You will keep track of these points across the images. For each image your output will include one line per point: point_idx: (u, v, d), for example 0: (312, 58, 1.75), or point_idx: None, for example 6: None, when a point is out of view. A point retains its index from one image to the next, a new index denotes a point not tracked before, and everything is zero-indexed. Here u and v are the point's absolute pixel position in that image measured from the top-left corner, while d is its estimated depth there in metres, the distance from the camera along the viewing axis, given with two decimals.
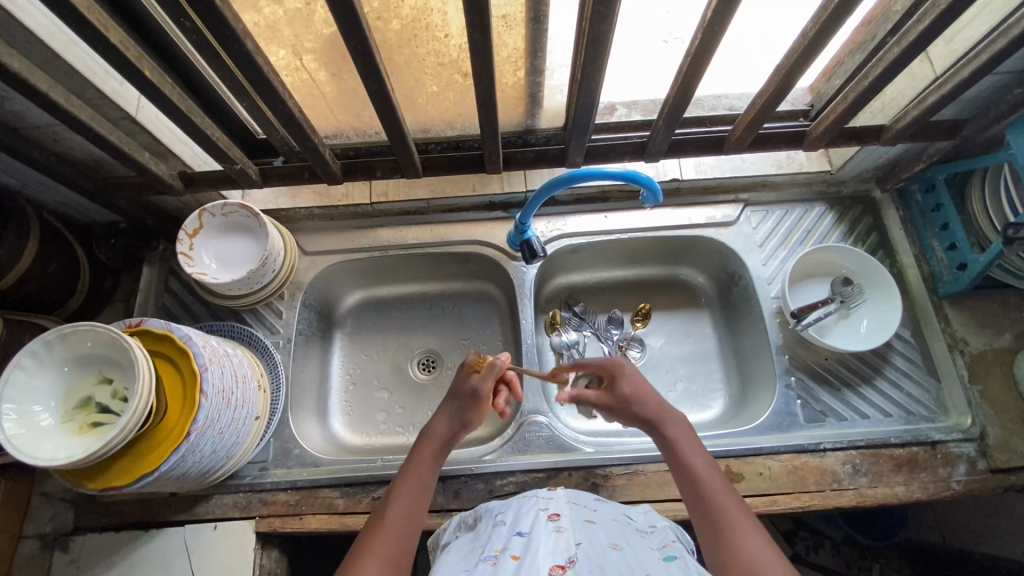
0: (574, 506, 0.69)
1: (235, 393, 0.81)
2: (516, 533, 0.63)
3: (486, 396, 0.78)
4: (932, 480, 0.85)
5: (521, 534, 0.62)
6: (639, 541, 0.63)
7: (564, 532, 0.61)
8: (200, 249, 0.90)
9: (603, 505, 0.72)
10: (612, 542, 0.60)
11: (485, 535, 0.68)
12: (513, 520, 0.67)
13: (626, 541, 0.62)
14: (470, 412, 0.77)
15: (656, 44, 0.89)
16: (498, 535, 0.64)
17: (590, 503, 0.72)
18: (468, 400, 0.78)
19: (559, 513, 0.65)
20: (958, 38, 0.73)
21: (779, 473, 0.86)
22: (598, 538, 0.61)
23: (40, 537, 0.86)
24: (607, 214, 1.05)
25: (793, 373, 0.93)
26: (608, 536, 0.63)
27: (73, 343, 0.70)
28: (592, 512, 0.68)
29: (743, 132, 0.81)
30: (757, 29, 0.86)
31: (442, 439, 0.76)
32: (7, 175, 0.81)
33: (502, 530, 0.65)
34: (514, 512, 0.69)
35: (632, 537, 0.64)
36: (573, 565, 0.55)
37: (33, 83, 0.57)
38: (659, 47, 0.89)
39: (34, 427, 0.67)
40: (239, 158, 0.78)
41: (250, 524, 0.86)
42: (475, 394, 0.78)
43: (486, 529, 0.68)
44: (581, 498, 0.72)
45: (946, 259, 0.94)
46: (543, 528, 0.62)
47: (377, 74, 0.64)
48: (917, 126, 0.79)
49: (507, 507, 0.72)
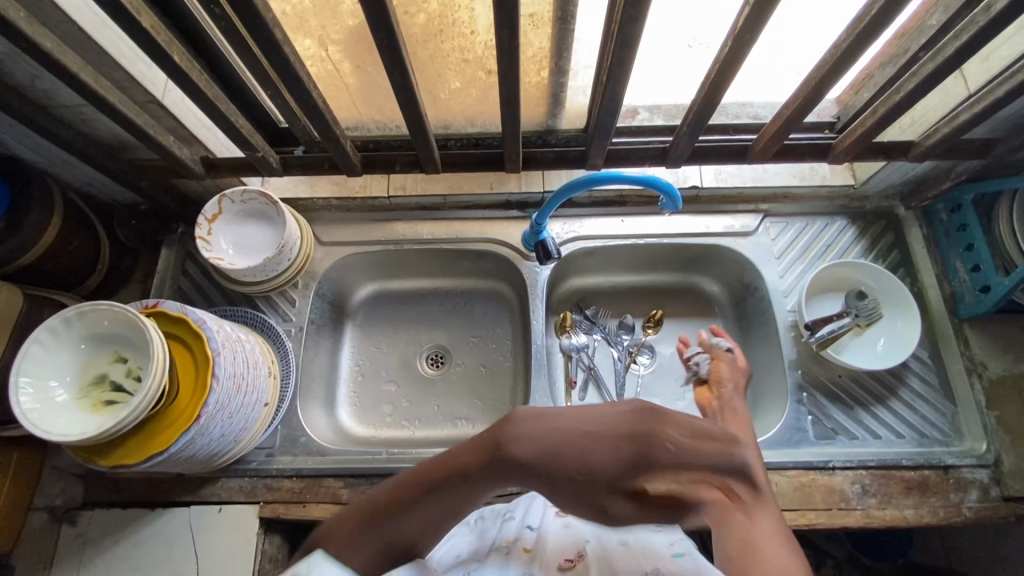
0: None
1: (245, 378, 0.82)
2: (526, 524, 0.68)
3: (656, 454, 0.52)
4: (942, 505, 0.84)
5: (530, 526, 0.67)
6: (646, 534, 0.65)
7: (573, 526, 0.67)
8: (219, 235, 0.91)
9: None
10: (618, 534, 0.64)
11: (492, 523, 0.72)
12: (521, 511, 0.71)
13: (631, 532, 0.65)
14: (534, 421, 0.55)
15: (680, 48, 0.89)
16: (507, 526, 0.69)
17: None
18: (630, 439, 0.52)
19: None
20: (995, 55, 0.71)
21: (787, 489, 0.84)
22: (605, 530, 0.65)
23: (48, 510, 0.87)
24: (623, 219, 1.04)
25: (805, 390, 0.92)
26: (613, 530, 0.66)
27: (91, 321, 0.71)
28: None
29: (768, 142, 0.80)
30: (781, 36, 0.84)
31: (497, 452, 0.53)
32: (35, 151, 0.82)
33: (510, 520, 0.70)
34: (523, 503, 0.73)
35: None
36: (583, 559, 0.61)
37: (65, 64, 0.58)
38: (682, 51, 0.89)
39: (50, 402, 0.68)
40: (261, 146, 0.78)
41: (255, 509, 0.87)
42: (639, 446, 0.52)
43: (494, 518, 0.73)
44: None
45: (969, 280, 0.92)
46: (554, 523, 0.68)
47: (402, 68, 0.64)
48: (948, 144, 0.77)
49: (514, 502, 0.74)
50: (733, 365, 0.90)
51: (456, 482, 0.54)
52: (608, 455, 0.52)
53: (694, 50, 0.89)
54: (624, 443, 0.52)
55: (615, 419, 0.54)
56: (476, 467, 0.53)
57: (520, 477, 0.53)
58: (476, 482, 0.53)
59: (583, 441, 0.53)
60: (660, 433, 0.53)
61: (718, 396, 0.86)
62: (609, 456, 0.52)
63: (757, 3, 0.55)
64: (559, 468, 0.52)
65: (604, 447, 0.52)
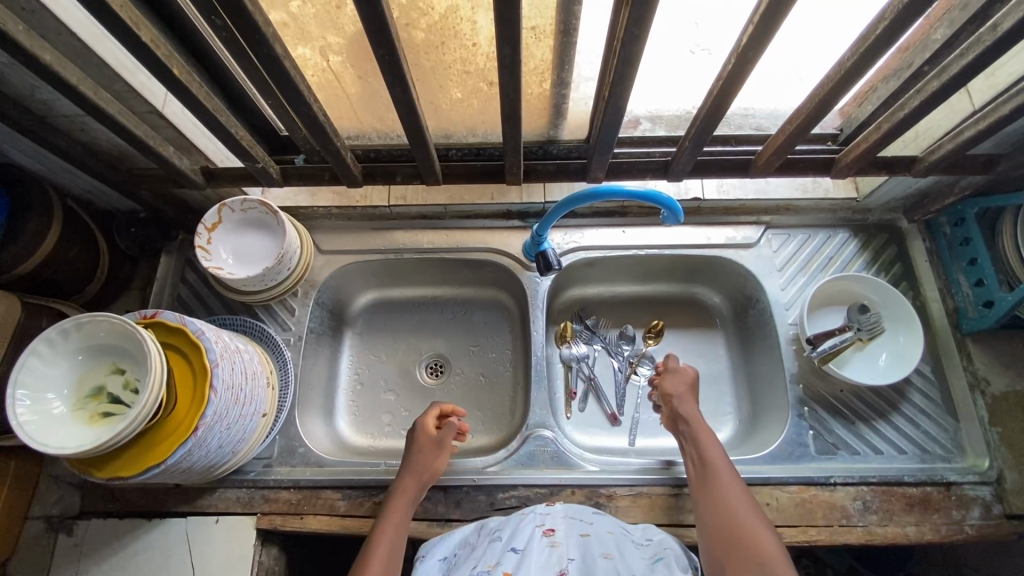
0: (571, 518, 0.77)
1: (244, 389, 0.81)
2: (510, 548, 0.71)
3: (447, 444, 0.85)
4: (945, 522, 0.83)
5: (515, 550, 0.71)
6: (631, 550, 0.73)
7: (557, 547, 0.72)
8: (218, 244, 0.90)
9: (600, 516, 0.78)
10: (604, 552, 0.71)
11: (480, 546, 0.75)
12: (508, 534, 0.74)
13: (618, 550, 0.72)
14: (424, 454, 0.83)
15: (683, 53, 0.90)
16: (493, 550, 0.72)
17: (587, 516, 0.78)
18: (433, 448, 0.84)
19: (554, 528, 0.75)
20: (1001, 71, 0.70)
21: (787, 505, 0.84)
22: (591, 551, 0.72)
23: (46, 519, 0.87)
24: (624, 229, 1.03)
25: (806, 404, 0.91)
26: (599, 545, 0.73)
27: (88, 332, 0.70)
28: (587, 525, 0.76)
29: (771, 157, 0.79)
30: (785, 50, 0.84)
31: (412, 482, 0.81)
32: (34, 159, 0.82)
33: (497, 544, 0.73)
34: (510, 526, 0.76)
35: (625, 547, 0.73)
36: None
37: (64, 77, 0.58)
38: (685, 57, 0.90)
39: (46, 415, 0.67)
40: (261, 157, 0.77)
41: (252, 520, 0.86)
42: (440, 442, 0.85)
43: (482, 542, 0.76)
44: (578, 511, 0.79)
45: (972, 294, 0.92)
46: (537, 545, 0.72)
47: (402, 82, 0.63)
48: (952, 159, 0.77)
49: (503, 523, 0.77)
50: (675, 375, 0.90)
51: (389, 530, 0.76)
52: (440, 457, 0.84)
53: (696, 56, 0.89)
54: (426, 455, 0.83)
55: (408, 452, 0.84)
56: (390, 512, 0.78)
57: (412, 499, 0.80)
58: (398, 519, 0.77)
59: (420, 468, 0.82)
60: (423, 434, 0.85)
61: (675, 415, 0.86)
62: (436, 458, 0.83)
63: (761, 21, 0.55)
64: (423, 480, 0.82)
65: (428, 459, 0.83)
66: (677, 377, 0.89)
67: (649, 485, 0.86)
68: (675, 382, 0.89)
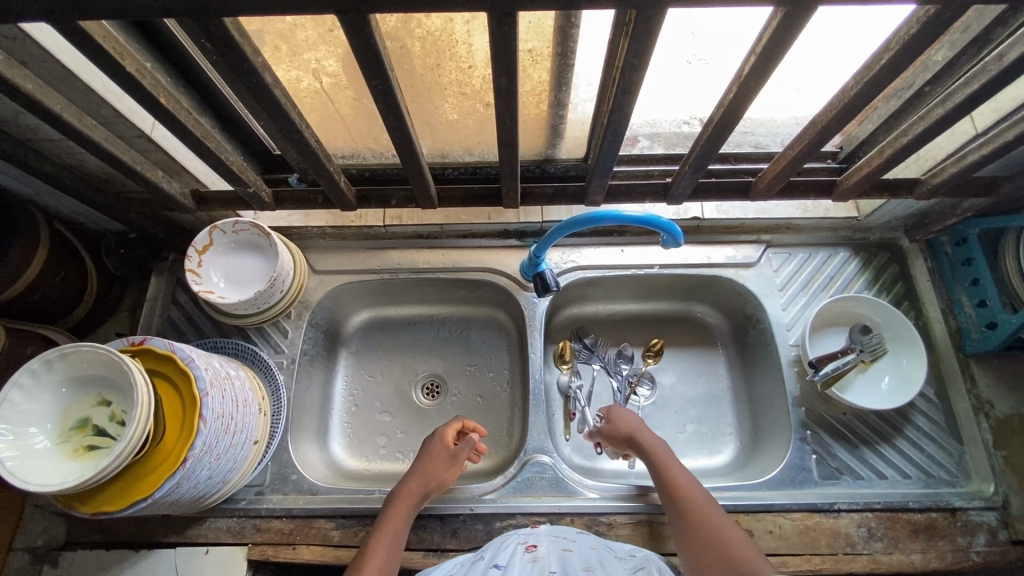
0: (553, 536, 0.78)
1: (234, 417, 0.79)
2: (493, 565, 0.72)
3: (462, 457, 0.84)
4: (950, 549, 0.81)
5: (497, 567, 0.71)
6: (613, 563, 0.72)
7: (538, 562, 0.72)
8: (209, 266, 0.88)
9: (583, 534, 0.79)
10: (584, 565, 0.70)
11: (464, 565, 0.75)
12: (492, 551, 0.75)
13: (599, 563, 0.71)
14: (436, 462, 0.83)
15: (679, 64, 0.84)
16: (477, 568, 0.72)
17: (571, 535, 0.78)
18: (445, 459, 0.83)
19: (536, 544, 0.75)
20: (1006, 96, 0.69)
21: (790, 533, 0.82)
22: (572, 563, 0.71)
23: (30, 551, 0.85)
24: (623, 249, 1.02)
25: (808, 427, 0.90)
26: (581, 559, 0.72)
27: (73, 363, 0.68)
28: (569, 541, 0.77)
29: (772, 180, 0.78)
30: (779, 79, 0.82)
31: (416, 490, 0.80)
32: (19, 183, 0.80)
33: (481, 562, 0.73)
34: (494, 544, 0.77)
35: (607, 559, 0.72)
36: None
37: (46, 106, 0.56)
38: (682, 68, 0.85)
39: (29, 450, 0.65)
40: (253, 182, 0.75)
41: (242, 551, 0.83)
42: (454, 454, 0.84)
43: (466, 559, 0.76)
44: (563, 531, 0.79)
45: (975, 316, 0.91)
46: (519, 560, 0.72)
47: (397, 111, 0.62)
48: (955, 183, 0.76)
49: (488, 544, 0.78)
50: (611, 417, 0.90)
51: (389, 537, 0.74)
52: (452, 469, 0.83)
53: (693, 66, 0.84)
54: (439, 464, 0.82)
55: (421, 458, 0.84)
56: (392, 518, 0.77)
57: (413, 505, 0.79)
58: (396, 526, 0.76)
59: (428, 474, 0.81)
60: (440, 443, 0.85)
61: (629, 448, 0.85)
62: (449, 469, 0.82)
63: (764, 51, 0.53)
64: (428, 487, 0.81)
65: (439, 467, 0.82)
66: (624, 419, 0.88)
67: (649, 513, 0.84)
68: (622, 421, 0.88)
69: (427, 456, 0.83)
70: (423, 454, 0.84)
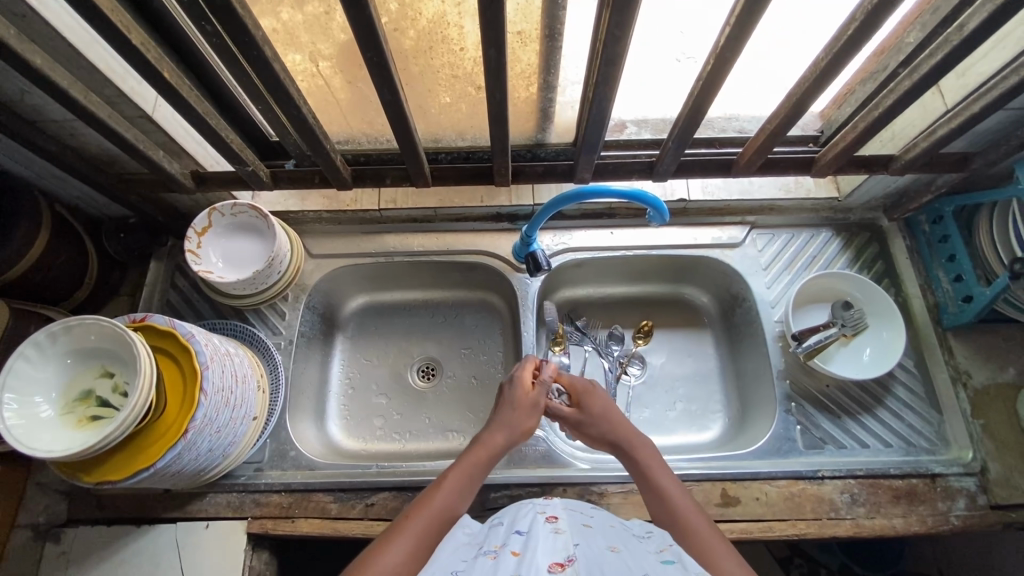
0: (570, 511, 0.73)
1: (234, 391, 0.81)
2: (514, 531, 0.67)
3: (541, 403, 0.82)
4: (930, 513, 0.84)
5: (519, 532, 0.66)
6: (637, 545, 0.64)
7: (561, 533, 0.65)
8: (208, 248, 0.91)
9: (599, 512, 0.75)
10: (610, 543, 0.63)
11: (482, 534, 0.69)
12: (510, 522, 0.70)
13: (624, 544, 0.64)
14: (521, 410, 0.80)
15: (668, 62, 0.87)
16: (496, 535, 0.66)
17: (586, 511, 0.74)
18: (529, 405, 0.81)
19: (557, 517, 0.70)
20: (972, 71, 0.72)
21: (775, 499, 0.85)
22: (595, 538, 0.66)
23: (32, 527, 0.86)
24: (612, 231, 1.05)
25: (793, 399, 0.93)
26: (604, 538, 0.65)
27: (77, 336, 0.70)
28: (587, 518, 0.71)
29: (751, 156, 0.81)
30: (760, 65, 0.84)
31: (498, 439, 0.77)
32: (23, 166, 0.82)
33: (499, 530, 0.68)
34: (512, 517, 0.72)
35: (629, 541, 0.65)
36: (571, 561, 0.57)
37: (53, 80, 0.58)
38: (671, 66, 0.87)
39: (34, 418, 0.67)
40: (252, 160, 0.78)
41: (242, 524, 0.85)
42: (535, 400, 0.81)
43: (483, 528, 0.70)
44: (578, 505, 0.75)
45: (952, 291, 0.94)
46: (541, 529, 0.65)
47: (390, 85, 0.65)
48: (927, 157, 0.79)
49: (503, 513, 0.75)
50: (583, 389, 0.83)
51: (462, 482, 0.70)
52: (533, 416, 0.81)
53: (683, 64, 0.87)
54: (522, 410, 0.80)
55: (505, 403, 0.81)
56: (468, 461, 0.73)
57: (494, 453, 0.76)
58: (473, 471, 0.72)
59: (509, 421, 0.79)
60: (524, 386, 0.82)
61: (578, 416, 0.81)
62: (530, 415, 0.80)
63: (738, 21, 0.57)
64: (511, 436, 0.78)
65: (522, 413, 0.80)
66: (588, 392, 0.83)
67: (639, 483, 0.87)
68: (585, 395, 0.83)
69: (511, 403, 0.80)
70: (505, 401, 0.81)
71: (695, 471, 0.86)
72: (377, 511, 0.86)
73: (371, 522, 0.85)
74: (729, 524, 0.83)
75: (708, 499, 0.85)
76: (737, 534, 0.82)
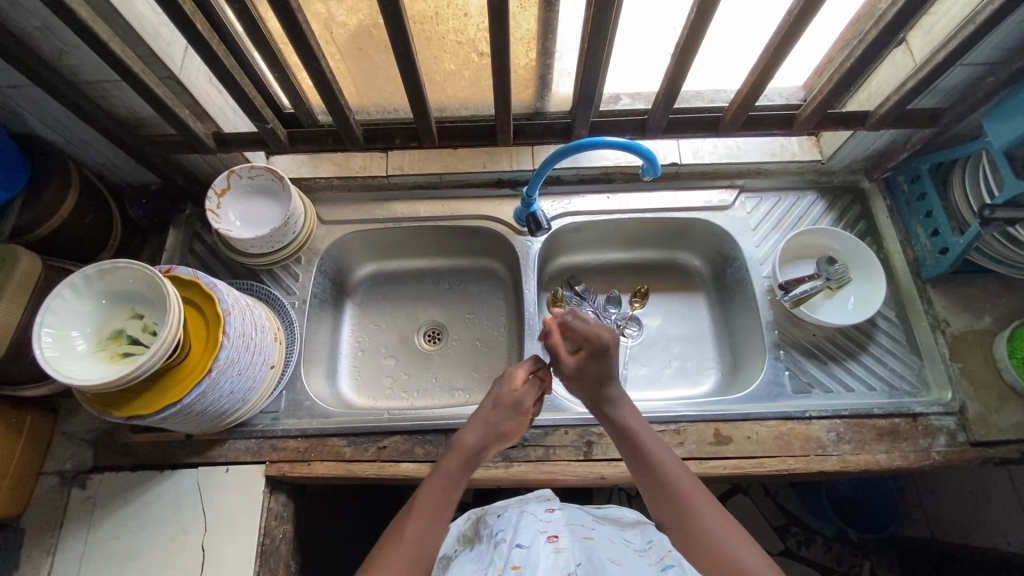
0: (571, 525, 0.79)
1: (254, 338, 0.85)
2: (516, 545, 0.73)
3: (527, 407, 0.80)
4: (912, 449, 0.89)
5: (520, 546, 0.72)
6: (636, 558, 0.75)
7: (562, 552, 0.72)
8: (227, 208, 0.96)
9: (599, 524, 0.83)
10: (609, 556, 0.73)
11: (487, 555, 0.75)
12: (512, 535, 0.75)
13: (623, 557, 0.75)
14: (503, 419, 0.79)
15: (658, 55, 0.95)
16: (499, 553, 0.73)
17: (588, 523, 0.83)
18: (510, 409, 0.79)
19: (557, 534, 0.75)
20: (935, 27, 0.79)
21: (765, 438, 0.90)
22: (596, 554, 0.74)
23: (59, 474, 0.91)
24: (609, 196, 1.10)
25: (781, 347, 0.98)
26: (605, 550, 0.75)
27: (111, 279, 0.75)
28: (589, 530, 0.80)
29: (736, 111, 0.88)
30: (744, 34, 0.90)
31: (471, 449, 0.77)
32: (54, 130, 0.88)
33: (502, 546, 0.74)
34: (513, 528, 0.77)
35: (629, 555, 0.75)
36: None
37: (96, 31, 0.64)
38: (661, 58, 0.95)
39: (70, 351, 0.72)
40: (271, 119, 0.85)
41: (261, 468, 0.90)
42: (519, 403, 0.80)
43: (489, 547, 0.76)
44: (580, 517, 0.83)
45: (929, 244, 0.99)
46: (542, 546, 0.72)
47: (402, 35, 0.71)
48: (898, 112, 0.86)
49: (504, 524, 0.79)
50: (600, 358, 0.80)
51: (435, 494, 0.73)
52: (515, 423, 0.80)
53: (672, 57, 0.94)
54: (502, 418, 0.79)
55: (485, 411, 0.80)
56: (444, 472, 0.75)
57: (474, 459, 0.77)
58: (444, 488, 0.74)
59: (490, 427, 0.78)
60: (507, 390, 0.80)
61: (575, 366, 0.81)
62: (514, 423, 0.79)
63: None
64: (487, 441, 0.78)
65: (501, 419, 0.79)
66: (597, 331, 0.80)
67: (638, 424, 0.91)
68: (594, 333, 0.80)
69: (488, 411, 0.80)
70: (482, 406, 0.81)
71: (690, 412, 0.92)
72: (389, 453, 0.91)
73: (384, 464, 0.90)
74: (722, 460, 0.88)
75: (701, 439, 0.90)
76: (730, 468, 0.87)
